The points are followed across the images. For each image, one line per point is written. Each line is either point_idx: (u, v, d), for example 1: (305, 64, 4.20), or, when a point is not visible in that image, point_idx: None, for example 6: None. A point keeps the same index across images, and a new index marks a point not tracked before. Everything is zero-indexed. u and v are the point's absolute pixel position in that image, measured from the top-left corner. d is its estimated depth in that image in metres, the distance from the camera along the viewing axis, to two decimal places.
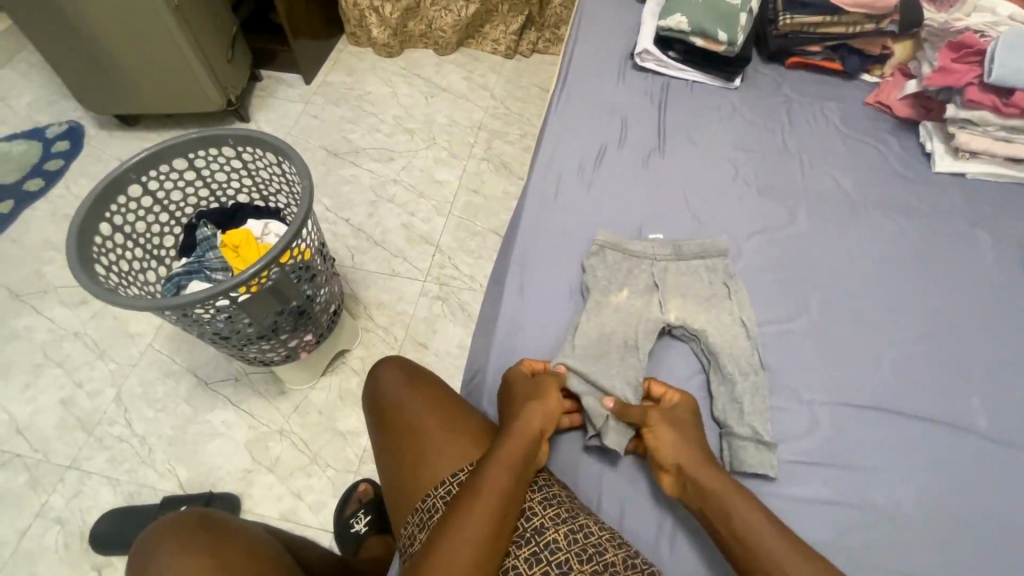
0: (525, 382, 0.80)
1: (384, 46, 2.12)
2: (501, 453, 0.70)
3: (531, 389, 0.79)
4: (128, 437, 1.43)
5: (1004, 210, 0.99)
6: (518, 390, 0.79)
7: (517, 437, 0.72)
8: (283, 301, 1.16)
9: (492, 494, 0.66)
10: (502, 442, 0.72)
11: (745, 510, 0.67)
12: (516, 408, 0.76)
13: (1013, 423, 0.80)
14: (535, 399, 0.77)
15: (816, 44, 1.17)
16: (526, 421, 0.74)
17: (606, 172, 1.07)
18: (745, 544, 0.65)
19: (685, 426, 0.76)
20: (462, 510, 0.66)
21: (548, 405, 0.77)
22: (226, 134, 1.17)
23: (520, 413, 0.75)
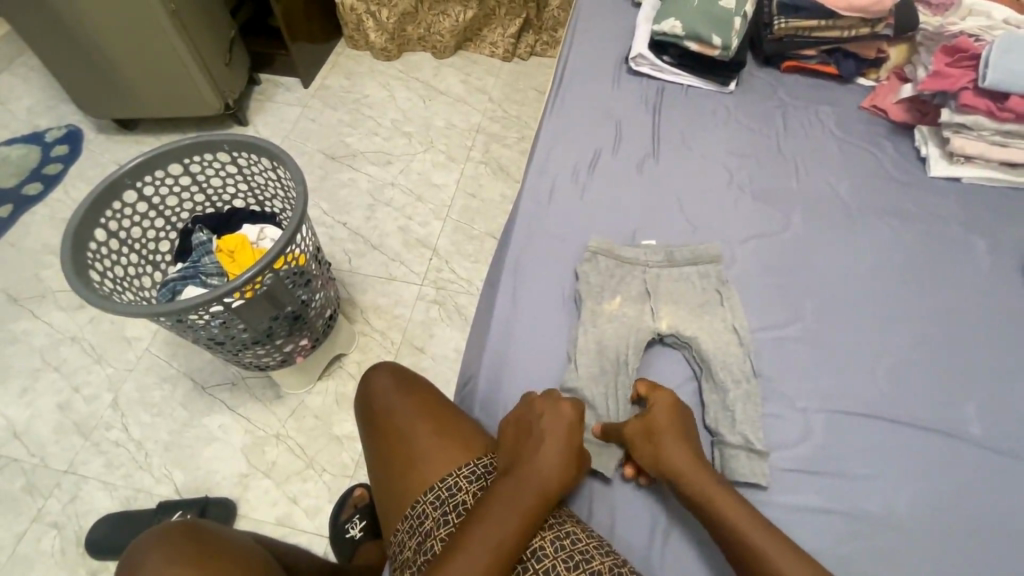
0: (559, 420, 0.75)
1: (382, 49, 2.12)
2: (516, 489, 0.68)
3: (566, 430, 0.75)
4: (125, 441, 1.43)
5: (999, 215, 0.99)
6: (547, 427, 0.74)
7: (546, 483, 0.69)
8: (279, 305, 1.16)
9: (500, 537, 0.64)
10: (526, 482, 0.68)
11: (737, 518, 0.67)
12: (547, 447, 0.72)
13: (1009, 430, 0.79)
14: (566, 445, 0.73)
15: (811, 48, 1.17)
16: (553, 467, 0.71)
17: (601, 177, 1.06)
18: (739, 554, 0.65)
19: (665, 435, 0.75)
20: (469, 550, 0.63)
21: (576, 452, 0.74)
22: (221, 139, 1.17)
23: (549, 456, 0.71)
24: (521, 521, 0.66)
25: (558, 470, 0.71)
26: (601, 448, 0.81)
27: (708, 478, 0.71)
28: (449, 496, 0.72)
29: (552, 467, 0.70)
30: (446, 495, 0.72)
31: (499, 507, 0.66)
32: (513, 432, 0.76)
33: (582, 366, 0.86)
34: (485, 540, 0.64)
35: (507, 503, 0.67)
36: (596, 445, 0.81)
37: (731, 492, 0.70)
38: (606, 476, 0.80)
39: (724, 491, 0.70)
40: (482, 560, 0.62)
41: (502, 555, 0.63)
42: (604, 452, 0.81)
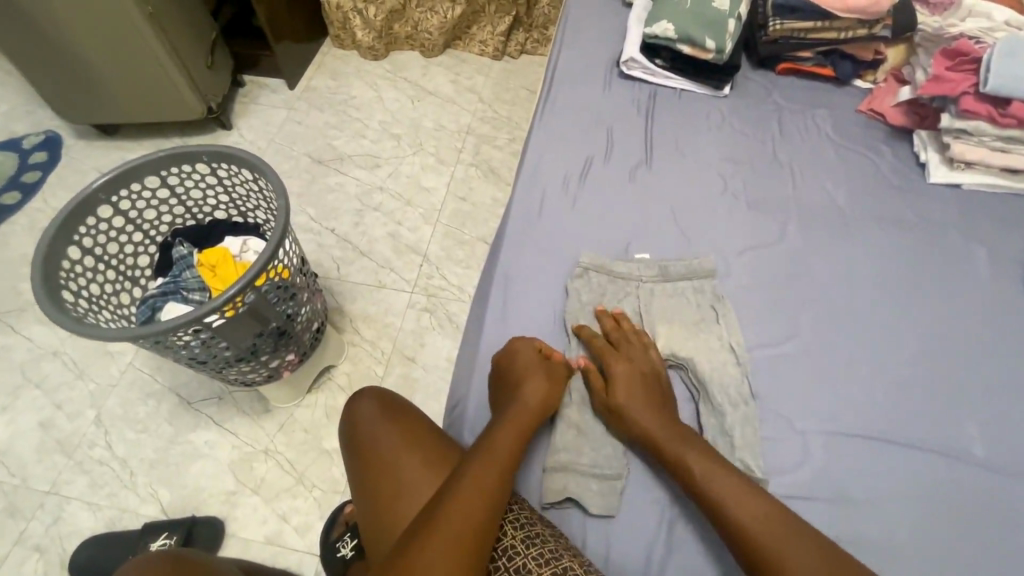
0: (537, 359, 0.81)
1: (369, 48, 2.07)
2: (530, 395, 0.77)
3: (543, 366, 0.81)
4: (109, 459, 1.39)
5: (1000, 223, 0.96)
6: (521, 364, 0.80)
7: (529, 413, 0.76)
8: (263, 322, 1.12)
9: (497, 460, 0.71)
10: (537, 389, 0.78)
11: (715, 489, 0.69)
12: (525, 378, 0.79)
13: (1013, 451, 0.77)
14: (547, 377, 0.79)
15: (807, 50, 1.14)
16: (535, 398, 0.77)
17: (592, 187, 1.03)
18: (722, 523, 0.67)
19: (628, 402, 0.77)
20: (473, 479, 0.68)
21: (555, 386, 0.80)
22: (199, 150, 1.12)
23: (531, 388, 0.78)
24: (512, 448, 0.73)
25: (540, 400, 0.78)
26: (597, 482, 0.76)
27: (684, 448, 0.73)
28: None
29: (534, 397, 0.77)
30: None
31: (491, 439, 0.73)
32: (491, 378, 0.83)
33: (572, 388, 0.83)
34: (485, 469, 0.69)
35: (497, 432, 0.74)
36: (594, 484, 0.76)
37: (708, 453, 0.72)
38: (605, 515, 0.75)
39: (697, 458, 0.71)
40: (488, 486, 0.68)
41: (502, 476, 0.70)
42: (601, 491, 0.76)
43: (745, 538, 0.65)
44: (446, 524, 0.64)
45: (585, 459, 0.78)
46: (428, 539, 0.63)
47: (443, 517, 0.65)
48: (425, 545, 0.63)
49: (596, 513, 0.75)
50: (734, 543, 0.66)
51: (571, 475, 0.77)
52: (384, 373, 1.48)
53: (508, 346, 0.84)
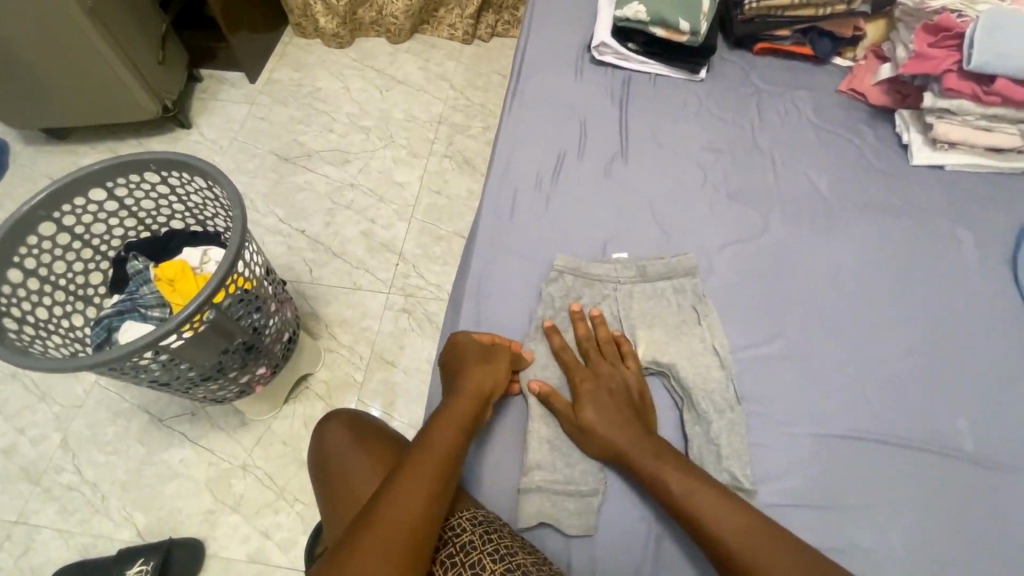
0: (475, 350, 0.79)
1: (333, 36, 1.97)
2: (474, 381, 0.75)
3: (482, 353, 0.79)
4: (79, 484, 1.34)
5: (984, 204, 0.94)
6: (458, 356, 0.79)
7: (470, 398, 0.74)
8: (228, 338, 1.06)
9: (437, 447, 0.69)
10: (474, 374, 0.76)
11: (690, 504, 0.67)
12: (463, 366, 0.77)
13: (1003, 444, 0.76)
14: (485, 364, 0.77)
15: (785, 29, 1.09)
16: (478, 381, 0.75)
17: (567, 183, 0.98)
18: (698, 534, 0.66)
19: (595, 421, 0.74)
20: (408, 472, 0.66)
21: (501, 369, 0.78)
22: (146, 159, 1.05)
23: (470, 375, 0.76)
24: (454, 433, 0.71)
25: (478, 383, 0.75)
26: (575, 500, 0.73)
27: (655, 461, 0.71)
28: None
29: (475, 382, 0.75)
30: None
31: (433, 429, 0.72)
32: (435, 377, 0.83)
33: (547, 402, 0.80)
34: (423, 460, 0.68)
35: (439, 422, 0.72)
36: (570, 502, 0.73)
37: (681, 466, 0.70)
38: (583, 534, 0.72)
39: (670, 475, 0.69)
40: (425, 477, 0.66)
41: (443, 463, 0.68)
42: (578, 509, 0.73)
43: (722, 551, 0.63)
44: (384, 514, 0.63)
45: (561, 474, 0.75)
46: (365, 531, 0.61)
47: (381, 507, 0.63)
48: (362, 541, 0.61)
49: (573, 532, 0.72)
50: (714, 556, 0.64)
51: (546, 494, 0.74)
52: (364, 378, 1.43)
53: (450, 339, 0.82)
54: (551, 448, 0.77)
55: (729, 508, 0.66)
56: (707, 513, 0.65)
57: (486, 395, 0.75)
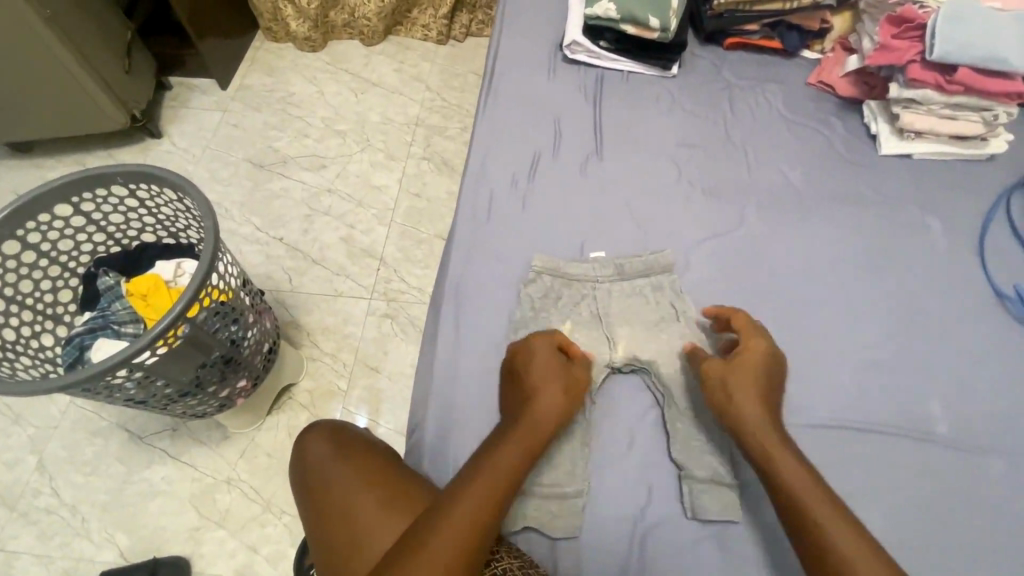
0: (556, 367, 0.76)
1: (306, 39, 1.94)
2: (547, 407, 0.73)
3: (558, 374, 0.76)
4: (58, 507, 1.30)
5: (951, 192, 0.97)
6: (540, 369, 0.76)
7: (538, 430, 0.71)
8: (206, 352, 1.04)
9: (501, 477, 0.67)
10: (548, 401, 0.73)
11: (786, 479, 0.66)
12: (540, 386, 0.74)
13: (973, 426, 0.78)
14: (565, 390, 0.74)
15: (753, 23, 1.10)
16: (552, 411, 0.73)
17: (542, 183, 0.98)
18: (787, 520, 0.65)
19: (745, 380, 0.73)
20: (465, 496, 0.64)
21: (574, 398, 0.76)
22: (112, 172, 1.02)
23: (548, 400, 0.73)
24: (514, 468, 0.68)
25: (550, 410, 0.73)
26: (560, 502, 0.74)
27: (772, 435, 0.70)
28: None
29: (547, 408, 0.73)
30: None
31: (498, 451, 0.69)
32: (506, 377, 0.79)
33: None
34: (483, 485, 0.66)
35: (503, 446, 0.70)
36: (556, 504, 0.73)
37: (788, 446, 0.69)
38: (569, 537, 0.72)
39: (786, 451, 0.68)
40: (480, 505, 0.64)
41: (501, 492, 0.66)
42: (564, 511, 0.73)
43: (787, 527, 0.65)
44: (438, 545, 0.60)
45: (546, 477, 0.75)
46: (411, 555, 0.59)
47: (437, 531, 0.61)
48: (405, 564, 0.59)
49: (559, 535, 0.72)
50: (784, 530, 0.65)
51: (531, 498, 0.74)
52: (348, 386, 1.41)
53: (528, 343, 0.78)
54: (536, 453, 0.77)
55: (828, 512, 0.63)
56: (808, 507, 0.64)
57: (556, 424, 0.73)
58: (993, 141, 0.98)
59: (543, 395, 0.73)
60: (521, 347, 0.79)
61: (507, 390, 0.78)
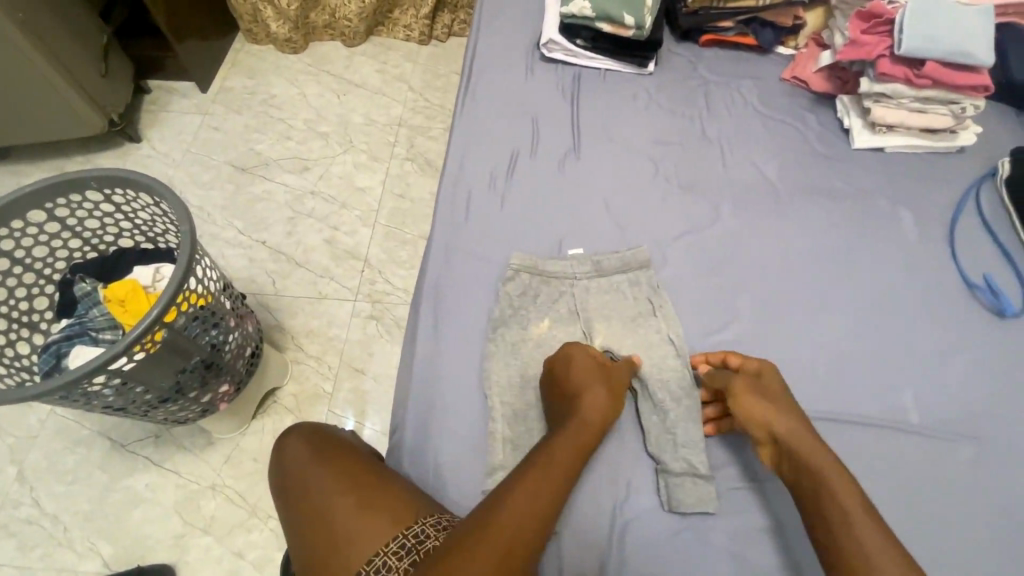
0: (597, 370, 0.77)
1: (286, 41, 1.93)
2: (595, 411, 0.73)
3: (601, 377, 0.77)
4: (38, 518, 1.27)
5: (922, 184, 0.98)
6: (585, 371, 0.76)
7: (589, 432, 0.72)
8: (186, 357, 1.03)
9: (558, 475, 0.67)
10: (595, 405, 0.73)
11: (833, 484, 0.64)
12: (588, 389, 0.74)
13: (946, 413, 0.80)
14: (610, 392, 0.75)
15: (727, 20, 1.11)
16: (601, 413, 0.73)
17: (520, 181, 0.98)
18: (829, 528, 0.62)
19: (778, 396, 0.74)
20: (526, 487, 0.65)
21: (618, 400, 0.77)
22: (86, 176, 1.01)
23: (596, 403, 0.74)
24: (572, 467, 0.69)
25: (600, 413, 0.73)
26: None
27: (816, 442, 0.69)
28: None
29: (595, 410, 0.73)
30: None
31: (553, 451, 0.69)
32: (548, 379, 0.78)
33: (506, 403, 0.80)
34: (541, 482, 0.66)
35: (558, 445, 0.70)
36: None
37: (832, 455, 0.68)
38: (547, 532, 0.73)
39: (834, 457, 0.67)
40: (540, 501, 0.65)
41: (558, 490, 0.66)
42: None
43: (836, 536, 0.62)
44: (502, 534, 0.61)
45: None
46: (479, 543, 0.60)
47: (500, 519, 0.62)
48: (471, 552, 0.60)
49: None
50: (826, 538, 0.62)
51: None
52: (333, 389, 1.41)
53: (568, 349, 0.79)
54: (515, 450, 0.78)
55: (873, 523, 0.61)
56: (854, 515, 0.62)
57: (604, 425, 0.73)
58: (962, 133, 1.00)
59: (591, 397, 0.74)
60: (559, 355, 0.79)
61: (551, 391, 0.77)
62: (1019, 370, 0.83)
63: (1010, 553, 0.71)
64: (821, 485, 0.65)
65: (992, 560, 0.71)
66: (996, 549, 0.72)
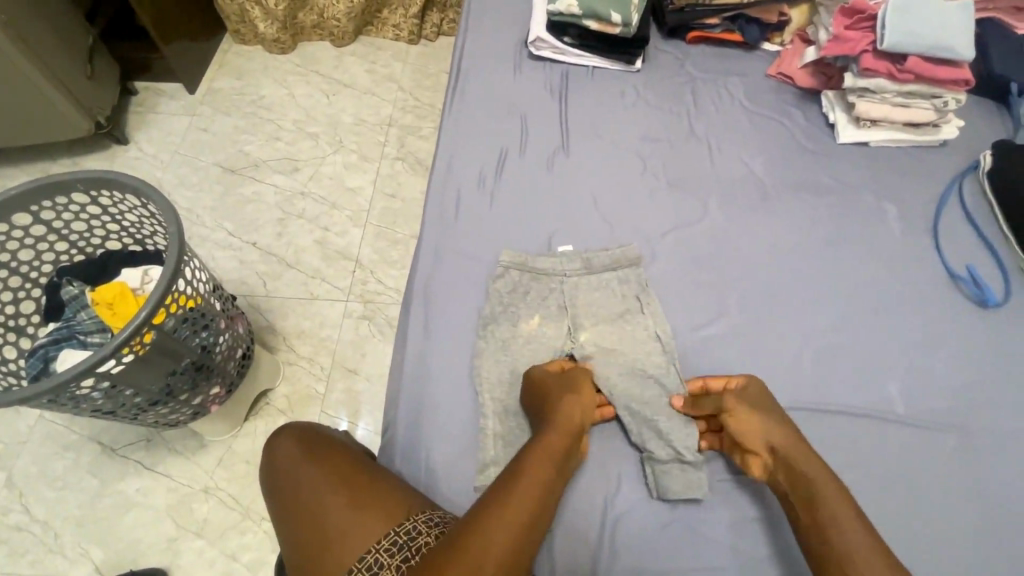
0: (556, 379, 0.77)
1: (275, 42, 1.92)
2: (561, 417, 0.72)
3: (563, 383, 0.76)
4: (28, 524, 1.26)
5: (905, 177, 1.00)
6: (546, 383, 0.76)
7: (559, 432, 0.71)
8: (176, 359, 1.03)
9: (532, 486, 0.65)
10: (561, 410, 0.73)
11: (828, 496, 0.65)
12: (551, 398, 0.74)
13: (930, 404, 0.81)
14: (571, 392, 0.74)
15: (713, 17, 1.12)
16: (565, 414, 0.72)
17: (509, 179, 0.99)
18: (823, 537, 0.63)
19: (767, 410, 0.74)
20: (499, 501, 0.63)
21: (584, 398, 0.75)
22: (72, 178, 1.00)
23: (558, 406, 0.73)
24: (546, 471, 0.67)
25: (569, 417, 0.72)
26: None
27: (806, 451, 0.70)
28: None
29: (563, 415, 0.72)
30: None
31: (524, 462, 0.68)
32: (522, 399, 0.79)
33: (497, 399, 0.81)
34: (513, 494, 0.64)
35: (528, 455, 0.68)
36: None
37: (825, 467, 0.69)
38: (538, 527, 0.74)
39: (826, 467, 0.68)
40: (516, 514, 0.62)
41: (536, 501, 0.64)
42: None
43: (831, 545, 0.62)
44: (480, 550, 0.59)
45: None
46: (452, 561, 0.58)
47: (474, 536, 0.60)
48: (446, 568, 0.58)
49: None
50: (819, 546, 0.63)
51: None
52: (326, 389, 1.40)
53: (528, 371, 0.80)
54: (507, 447, 0.78)
55: (866, 530, 0.63)
56: (846, 523, 0.63)
57: (575, 429, 0.72)
58: (944, 127, 1.01)
59: (555, 405, 0.73)
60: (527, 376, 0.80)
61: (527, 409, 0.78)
62: (1001, 360, 0.84)
63: (993, 540, 0.73)
64: (813, 493, 0.66)
65: (977, 547, 0.72)
66: (980, 536, 0.73)
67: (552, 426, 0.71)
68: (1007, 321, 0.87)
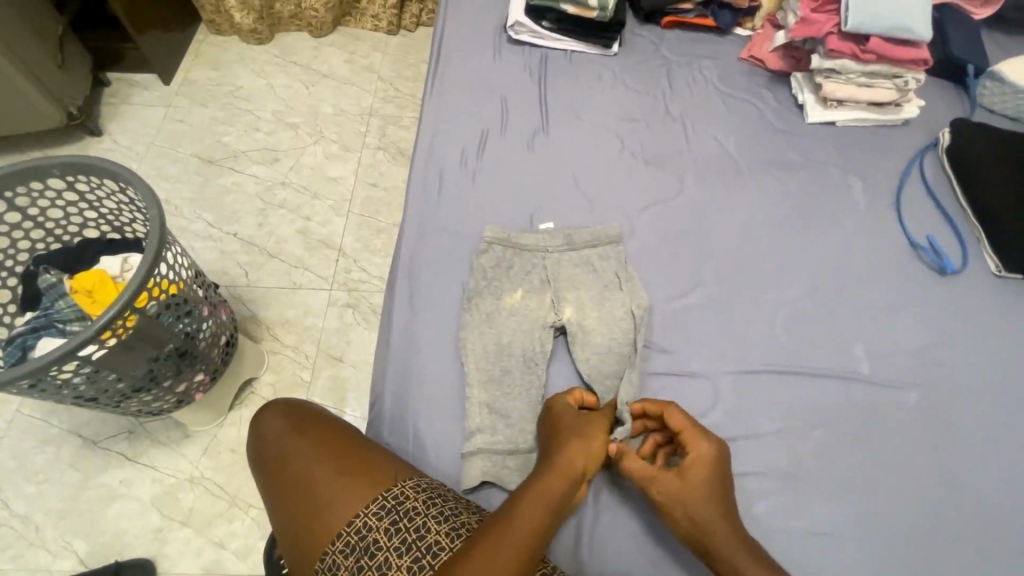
0: (572, 418, 0.74)
1: (251, 32, 1.90)
2: (561, 460, 0.68)
3: (577, 426, 0.73)
4: (8, 519, 1.24)
5: (869, 155, 1.04)
6: (564, 426, 0.73)
7: (555, 476, 0.67)
8: (158, 345, 1.02)
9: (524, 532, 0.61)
10: (561, 458, 0.69)
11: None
12: (558, 441, 0.71)
13: (892, 365, 0.85)
14: (579, 436, 0.70)
15: (687, 2, 1.16)
16: (566, 457, 0.69)
17: (491, 160, 1.00)
18: None
19: (699, 495, 0.68)
20: (482, 550, 0.59)
21: (595, 444, 0.71)
22: (48, 163, 0.98)
23: (560, 449, 0.70)
24: (537, 515, 0.63)
25: (569, 460, 0.68)
26: (515, 458, 0.77)
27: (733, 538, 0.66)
28: (359, 540, 0.67)
29: (565, 458, 0.68)
30: (356, 540, 0.67)
31: (516, 506, 0.64)
32: (541, 431, 0.75)
33: (483, 370, 0.83)
34: (498, 540, 0.60)
35: (521, 502, 0.64)
36: (510, 461, 0.77)
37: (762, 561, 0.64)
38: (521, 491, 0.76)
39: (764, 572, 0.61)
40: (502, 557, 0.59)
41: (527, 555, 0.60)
42: (518, 466, 0.77)
43: None
44: None
45: (499, 438, 0.78)
46: None
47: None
48: None
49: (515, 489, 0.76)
50: None
51: (486, 456, 0.77)
52: (311, 377, 1.40)
53: (547, 406, 0.77)
54: (495, 416, 0.80)
55: None
56: None
57: (578, 473, 0.68)
58: (906, 106, 1.06)
59: (560, 447, 0.70)
60: (550, 408, 0.76)
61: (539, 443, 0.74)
62: (960, 324, 0.89)
63: (949, 488, 0.78)
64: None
65: (935, 497, 0.77)
66: (938, 485, 0.78)
67: (551, 467, 0.68)
68: (964, 287, 0.92)
